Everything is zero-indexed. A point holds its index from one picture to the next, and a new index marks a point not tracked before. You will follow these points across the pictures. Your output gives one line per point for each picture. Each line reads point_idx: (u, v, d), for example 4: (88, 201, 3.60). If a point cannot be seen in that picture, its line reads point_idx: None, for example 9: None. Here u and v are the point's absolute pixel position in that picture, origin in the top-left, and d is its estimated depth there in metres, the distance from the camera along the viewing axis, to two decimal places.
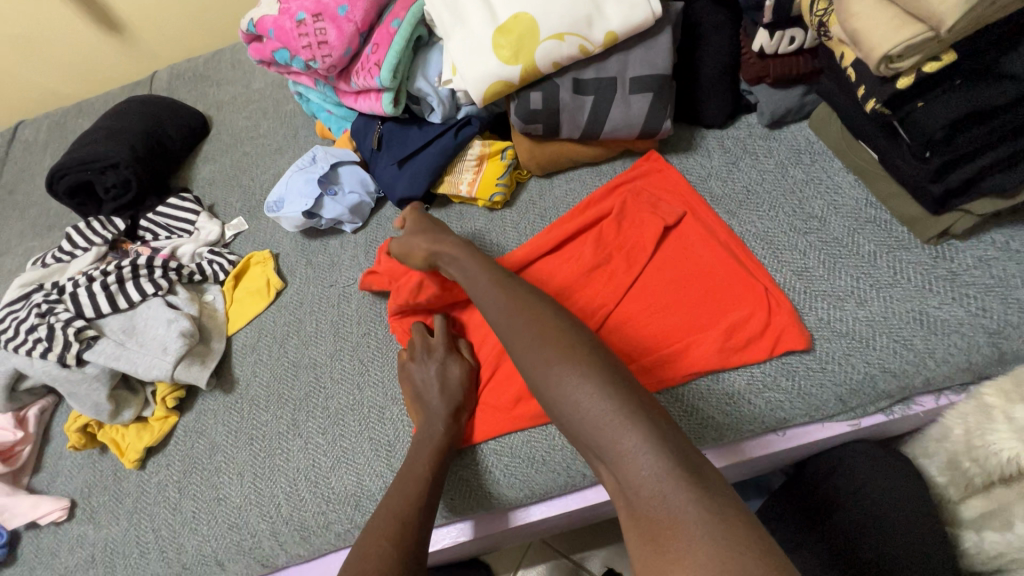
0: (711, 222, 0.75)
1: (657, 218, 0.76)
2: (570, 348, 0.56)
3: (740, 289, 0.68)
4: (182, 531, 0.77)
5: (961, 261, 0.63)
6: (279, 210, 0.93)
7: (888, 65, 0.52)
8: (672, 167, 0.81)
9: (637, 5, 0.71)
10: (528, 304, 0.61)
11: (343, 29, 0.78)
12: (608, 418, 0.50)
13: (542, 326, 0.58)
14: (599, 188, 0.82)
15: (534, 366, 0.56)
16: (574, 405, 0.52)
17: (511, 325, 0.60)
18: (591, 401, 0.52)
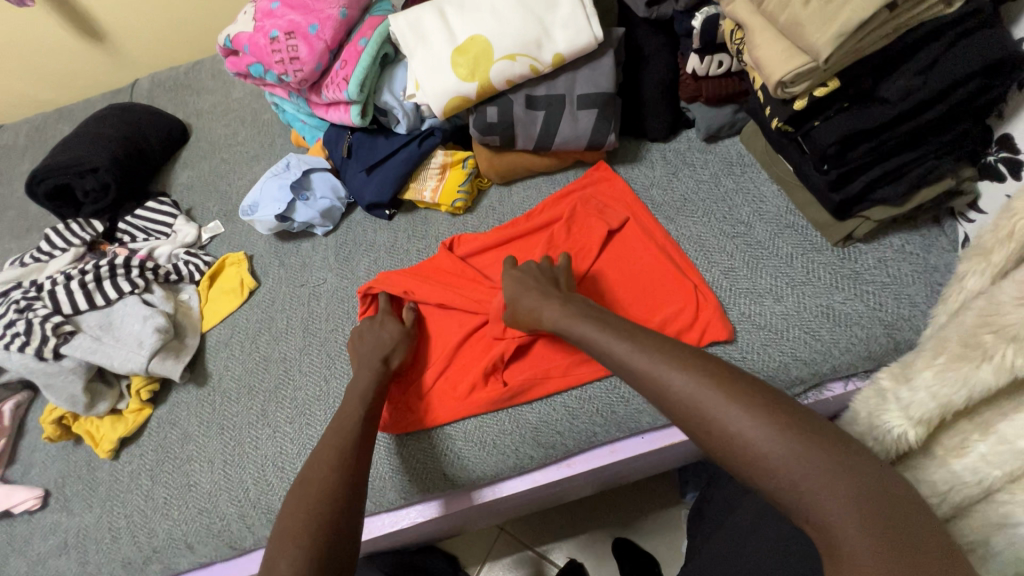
0: (650, 226, 0.82)
1: (602, 222, 0.83)
2: (736, 388, 0.49)
3: (673, 287, 0.76)
4: (153, 516, 0.81)
5: (863, 262, 0.71)
6: (253, 213, 0.98)
7: (785, 89, 0.60)
8: (618, 176, 0.88)
9: (581, 30, 0.78)
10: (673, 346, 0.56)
11: (313, 46, 0.84)
12: (807, 469, 0.44)
13: (697, 366, 0.52)
14: (552, 196, 0.89)
15: (698, 409, 0.50)
16: (762, 455, 0.45)
17: (661, 368, 0.54)
18: (778, 448, 0.45)
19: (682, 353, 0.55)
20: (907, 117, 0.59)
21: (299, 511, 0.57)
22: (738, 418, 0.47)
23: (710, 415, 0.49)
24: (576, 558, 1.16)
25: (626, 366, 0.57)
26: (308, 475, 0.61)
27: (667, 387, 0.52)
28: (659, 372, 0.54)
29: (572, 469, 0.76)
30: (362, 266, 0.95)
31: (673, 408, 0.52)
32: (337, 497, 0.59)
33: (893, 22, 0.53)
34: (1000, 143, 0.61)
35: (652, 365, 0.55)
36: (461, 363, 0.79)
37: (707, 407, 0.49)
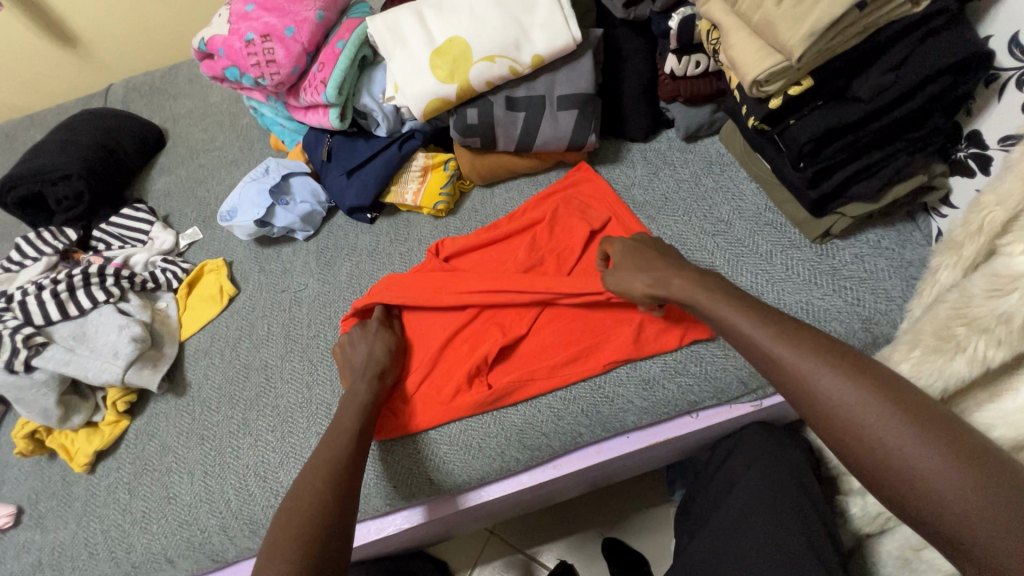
0: (631, 226, 0.83)
1: (585, 223, 0.83)
2: (889, 398, 0.47)
3: None
4: (132, 531, 0.79)
5: (841, 258, 0.72)
6: (232, 219, 0.96)
7: (759, 88, 0.60)
8: (600, 176, 0.88)
9: (559, 31, 0.79)
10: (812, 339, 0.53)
11: (290, 49, 0.84)
12: (959, 491, 0.41)
13: (859, 371, 0.49)
14: (533, 197, 0.89)
15: (849, 417, 0.47)
16: (915, 472, 0.43)
17: (808, 367, 0.51)
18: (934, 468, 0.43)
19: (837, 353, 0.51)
20: (879, 114, 0.60)
21: (288, 527, 0.56)
22: (890, 431, 0.45)
23: (859, 422, 0.47)
24: (567, 558, 1.16)
25: (761, 364, 0.55)
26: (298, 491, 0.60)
27: (814, 388, 0.50)
28: (806, 370, 0.51)
29: (559, 470, 0.76)
30: (343, 270, 0.93)
31: (815, 409, 0.50)
32: (328, 514, 0.58)
33: (862, 21, 0.54)
34: (969, 138, 0.62)
35: (798, 360, 0.52)
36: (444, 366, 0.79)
37: (858, 413, 0.47)
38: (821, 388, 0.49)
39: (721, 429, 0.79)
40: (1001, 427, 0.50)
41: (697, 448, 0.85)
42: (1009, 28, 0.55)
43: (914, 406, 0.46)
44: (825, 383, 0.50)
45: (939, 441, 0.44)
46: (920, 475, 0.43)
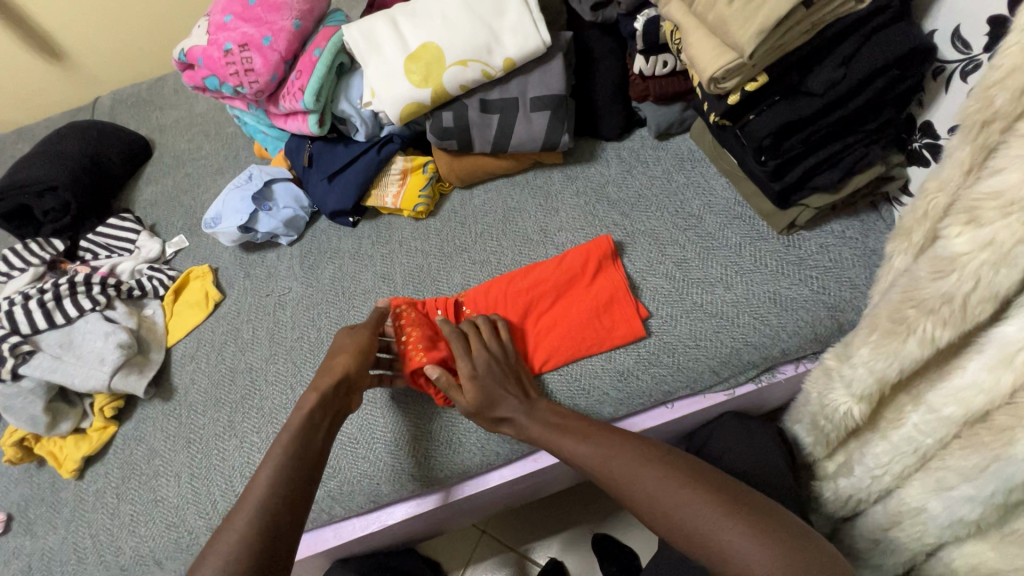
0: (623, 308, 0.76)
1: (589, 299, 0.78)
2: (682, 473, 0.58)
3: (607, 302, 0.77)
4: (120, 534, 0.80)
5: (807, 248, 0.74)
6: (216, 226, 0.98)
7: (716, 85, 0.62)
8: (614, 267, 0.80)
9: (529, 35, 0.81)
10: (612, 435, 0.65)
11: (268, 58, 0.86)
12: (727, 529, 0.52)
13: (650, 458, 0.61)
14: (552, 280, 0.80)
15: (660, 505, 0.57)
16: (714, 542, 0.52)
17: (609, 459, 0.62)
18: (734, 542, 0.51)
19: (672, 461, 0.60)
20: (835, 106, 0.62)
21: (237, 522, 0.56)
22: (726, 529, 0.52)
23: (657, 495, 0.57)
24: (558, 555, 1.17)
25: (580, 463, 0.64)
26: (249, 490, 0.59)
27: (621, 482, 0.60)
28: (591, 450, 0.64)
29: (540, 463, 0.78)
30: (326, 273, 0.95)
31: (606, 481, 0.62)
32: (284, 510, 0.58)
33: (811, 19, 0.56)
34: (922, 129, 0.64)
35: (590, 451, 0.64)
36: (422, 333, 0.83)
37: (678, 500, 0.56)
38: (626, 473, 0.60)
39: (699, 418, 0.81)
40: (952, 405, 0.50)
41: (678, 436, 0.86)
42: (951, 23, 0.57)
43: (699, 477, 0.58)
44: (630, 478, 0.60)
45: (734, 514, 0.53)
46: (697, 523, 0.54)
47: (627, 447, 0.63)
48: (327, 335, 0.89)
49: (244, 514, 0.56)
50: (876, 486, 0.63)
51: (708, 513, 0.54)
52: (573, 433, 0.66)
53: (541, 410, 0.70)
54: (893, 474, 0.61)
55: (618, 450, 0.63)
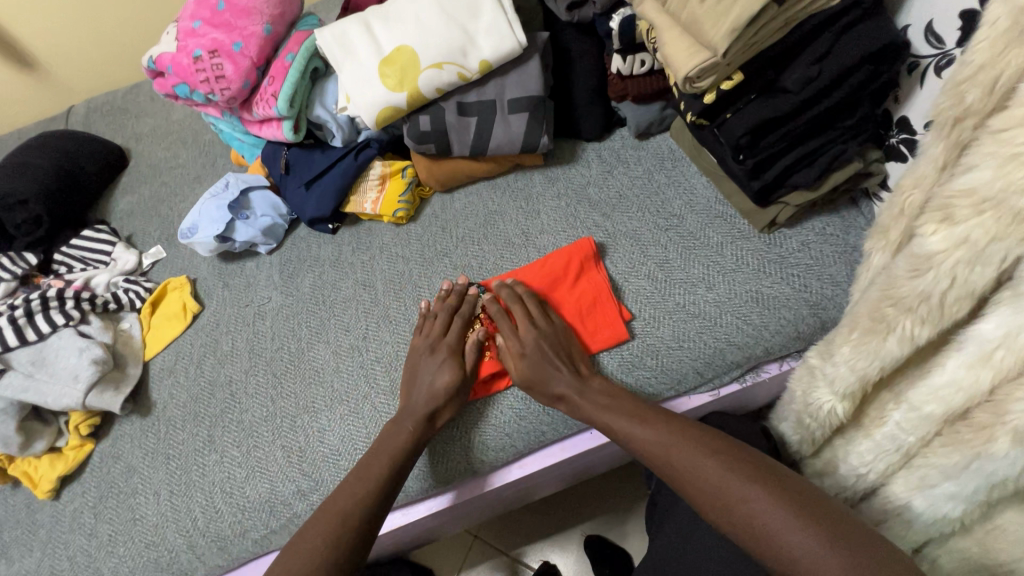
0: (609, 309, 0.76)
1: (577, 300, 0.78)
2: (746, 467, 0.55)
3: (595, 303, 0.77)
4: (98, 555, 0.78)
5: (788, 246, 0.74)
6: (192, 236, 0.96)
7: (692, 84, 0.61)
8: (598, 269, 0.79)
9: (504, 36, 0.80)
10: (673, 421, 0.63)
11: (239, 64, 0.84)
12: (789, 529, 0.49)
13: (711, 448, 0.58)
14: (542, 281, 0.80)
15: (724, 498, 0.54)
16: (779, 542, 0.49)
17: (665, 445, 0.61)
18: (794, 536, 0.48)
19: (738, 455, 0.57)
20: (810, 104, 0.62)
21: (313, 543, 0.60)
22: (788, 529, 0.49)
23: (714, 486, 0.55)
24: (550, 558, 1.16)
25: (635, 448, 0.63)
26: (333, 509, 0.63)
27: (673, 464, 0.59)
28: (653, 439, 0.62)
29: (524, 470, 0.77)
30: (307, 281, 0.93)
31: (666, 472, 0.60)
32: (359, 534, 0.62)
33: (783, 16, 0.56)
34: (899, 125, 0.64)
35: (646, 435, 0.62)
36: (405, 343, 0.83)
37: (738, 496, 0.53)
38: (676, 459, 0.59)
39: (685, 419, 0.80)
40: (933, 403, 0.50)
41: None
42: (924, 18, 0.57)
43: (769, 476, 0.54)
44: (683, 460, 0.58)
45: (804, 515, 0.50)
46: (757, 518, 0.51)
47: (684, 430, 0.61)
48: (308, 345, 0.87)
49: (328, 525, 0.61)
50: (861, 485, 0.63)
51: (772, 512, 0.51)
52: (633, 418, 0.65)
53: (592, 389, 0.70)
54: (876, 472, 0.60)
55: (678, 438, 0.60)
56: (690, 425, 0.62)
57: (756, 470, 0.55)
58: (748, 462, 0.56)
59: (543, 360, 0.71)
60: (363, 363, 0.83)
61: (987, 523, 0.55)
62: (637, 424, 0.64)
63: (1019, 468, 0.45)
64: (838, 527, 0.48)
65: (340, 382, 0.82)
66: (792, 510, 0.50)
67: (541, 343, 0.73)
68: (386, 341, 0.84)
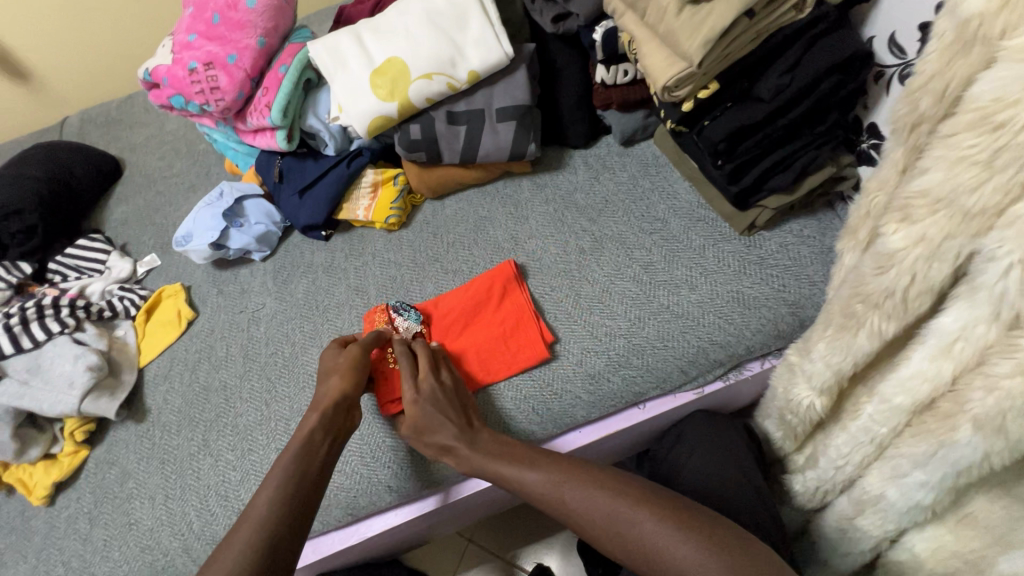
0: (527, 334, 0.78)
1: (500, 324, 0.80)
2: (626, 497, 0.57)
3: (523, 326, 0.79)
4: (93, 560, 0.78)
5: (768, 248, 0.77)
6: (187, 244, 0.97)
7: (671, 93, 0.64)
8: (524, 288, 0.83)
9: (491, 47, 0.82)
10: (554, 461, 0.63)
11: (233, 75, 0.86)
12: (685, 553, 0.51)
13: (596, 483, 0.59)
14: (477, 297, 0.83)
15: (621, 531, 0.55)
16: (675, 561, 0.52)
17: (555, 489, 0.60)
18: (685, 557, 0.51)
19: (623, 487, 0.58)
20: (784, 111, 0.64)
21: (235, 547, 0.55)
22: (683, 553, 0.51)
23: (612, 523, 0.56)
24: (544, 560, 1.17)
25: (529, 495, 0.62)
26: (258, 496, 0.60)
27: (567, 507, 0.59)
28: (547, 488, 0.61)
29: None
30: (300, 287, 0.95)
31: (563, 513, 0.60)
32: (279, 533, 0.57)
33: (755, 28, 0.59)
34: (869, 130, 0.67)
35: (539, 482, 0.62)
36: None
37: (632, 527, 0.55)
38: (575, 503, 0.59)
39: (671, 418, 0.82)
40: (902, 394, 0.52)
41: (653, 436, 0.88)
42: (887, 29, 0.60)
43: (647, 499, 0.57)
44: (576, 501, 0.59)
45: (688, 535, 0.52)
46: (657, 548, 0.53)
47: (568, 468, 0.62)
48: (301, 349, 0.89)
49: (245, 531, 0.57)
50: (839, 477, 0.65)
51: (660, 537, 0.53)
52: (521, 461, 0.64)
53: (482, 439, 0.68)
54: (853, 464, 0.62)
55: (568, 475, 0.61)
56: (570, 463, 0.63)
57: (631, 495, 0.57)
58: (616, 485, 0.59)
59: (437, 425, 0.69)
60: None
61: (959, 511, 0.58)
62: (524, 468, 0.64)
63: (981, 454, 0.48)
64: (703, 537, 0.52)
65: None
66: (676, 531, 0.53)
67: (438, 406, 0.70)
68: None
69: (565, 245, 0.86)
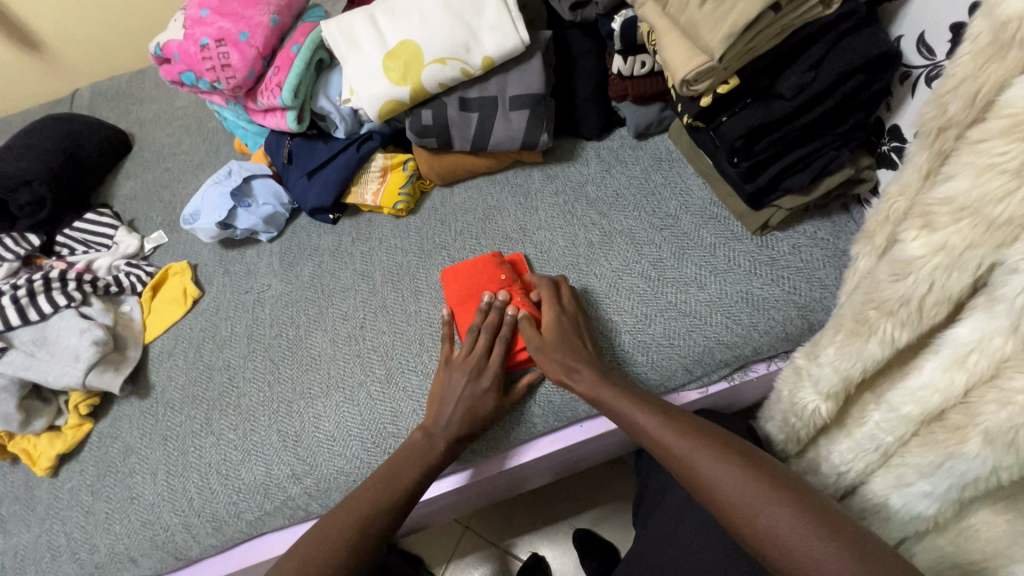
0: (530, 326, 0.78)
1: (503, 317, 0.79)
2: (747, 463, 0.54)
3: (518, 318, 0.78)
4: (95, 532, 0.79)
5: (779, 249, 0.75)
6: (194, 222, 0.97)
7: (689, 87, 0.63)
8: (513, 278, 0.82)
9: (507, 34, 0.81)
10: (678, 414, 0.63)
11: (245, 53, 0.85)
12: (791, 527, 0.48)
13: (718, 443, 0.57)
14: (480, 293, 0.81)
15: (719, 487, 0.53)
16: (776, 532, 0.48)
17: (667, 435, 0.60)
18: (793, 530, 0.47)
19: (757, 460, 0.54)
20: (804, 110, 0.63)
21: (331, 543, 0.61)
22: (786, 525, 0.48)
23: (719, 479, 0.54)
24: (539, 550, 1.18)
25: (640, 435, 0.63)
26: (362, 509, 0.64)
27: (677, 454, 0.58)
28: (658, 432, 0.61)
29: (516, 461, 0.78)
30: (306, 270, 0.95)
31: (673, 467, 0.59)
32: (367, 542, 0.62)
33: (780, 23, 0.57)
34: (891, 133, 0.66)
35: (651, 423, 0.62)
36: (400, 333, 0.85)
37: (738, 490, 0.52)
38: (682, 451, 0.58)
39: None
40: (910, 404, 0.52)
41: None
42: (917, 28, 0.59)
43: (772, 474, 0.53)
44: (688, 452, 0.58)
45: (806, 513, 0.48)
46: (760, 515, 0.50)
47: (692, 423, 0.61)
48: (305, 332, 0.89)
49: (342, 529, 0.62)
50: (840, 483, 0.64)
51: (772, 508, 0.49)
52: (640, 404, 0.65)
53: (600, 375, 0.70)
54: (856, 471, 0.62)
55: (687, 426, 0.60)
56: (695, 421, 0.61)
57: (757, 464, 0.54)
58: (752, 457, 0.55)
59: (563, 356, 0.72)
60: (359, 352, 0.84)
61: (962, 523, 0.57)
62: (646, 415, 0.64)
63: (989, 469, 0.47)
64: (834, 524, 0.47)
65: (336, 369, 0.84)
66: (789, 507, 0.49)
67: (561, 324, 0.74)
68: (382, 330, 0.86)
69: (574, 238, 0.85)
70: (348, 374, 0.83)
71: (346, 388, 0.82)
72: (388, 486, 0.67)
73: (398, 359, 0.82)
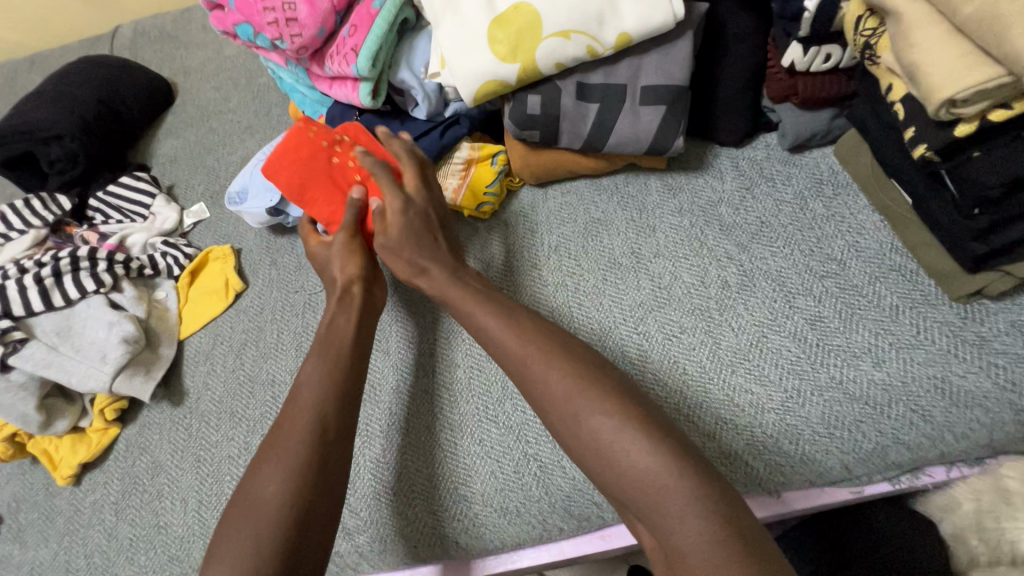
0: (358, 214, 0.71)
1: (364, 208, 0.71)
2: (594, 385, 0.49)
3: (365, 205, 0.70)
4: (117, 560, 0.70)
5: (991, 326, 0.57)
6: (241, 203, 0.83)
7: (950, 109, 0.45)
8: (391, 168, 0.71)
9: (656, 4, 0.61)
10: (529, 320, 0.56)
11: (316, 6, 0.68)
12: (643, 456, 0.45)
13: (574, 359, 0.51)
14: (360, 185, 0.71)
15: (567, 408, 0.49)
16: (623, 461, 0.45)
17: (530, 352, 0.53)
18: (639, 460, 0.45)
19: (601, 386, 0.49)
20: None
21: (275, 502, 0.48)
22: (634, 455, 0.45)
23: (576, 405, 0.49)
24: None
25: (490, 343, 0.56)
26: (268, 473, 0.50)
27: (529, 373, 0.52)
28: (507, 342, 0.54)
29: (607, 543, 0.64)
30: None
31: (534, 398, 0.52)
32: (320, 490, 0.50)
33: None
34: None
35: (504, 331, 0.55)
36: (477, 369, 0.69)
37: (590, 416, 0.47)
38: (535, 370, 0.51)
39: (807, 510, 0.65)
40: None
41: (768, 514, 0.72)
42: None
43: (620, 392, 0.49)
44: (540, 369, 0.51)
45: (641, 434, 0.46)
46: (610, 442, 0.46)
47: (546, 332, 0.54)
48: None
49: (274, 484, 0.49)
50: None
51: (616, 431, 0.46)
52: (490, 308, 0.58)
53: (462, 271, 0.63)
54: None
55: (545, 339, 0.54)
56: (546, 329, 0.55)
57: (601, 383, 0.49)
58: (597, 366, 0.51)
59: (406, 247, 0.63)
60: (428, 387, 0.70)
61: None
62: (499, 322, 0.56)
63: None
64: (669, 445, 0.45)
65: (401, 404, 0.70)
66: (636, 433, 0.46)
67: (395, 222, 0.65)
68: (456, 363, 0.70)
69: (703, 275, 0.68)
70: (416, 415, 0.69)
71: (411, 430, 0.68)
72: (305, 411, 0.54)
73: (475, 404, 0.67)
